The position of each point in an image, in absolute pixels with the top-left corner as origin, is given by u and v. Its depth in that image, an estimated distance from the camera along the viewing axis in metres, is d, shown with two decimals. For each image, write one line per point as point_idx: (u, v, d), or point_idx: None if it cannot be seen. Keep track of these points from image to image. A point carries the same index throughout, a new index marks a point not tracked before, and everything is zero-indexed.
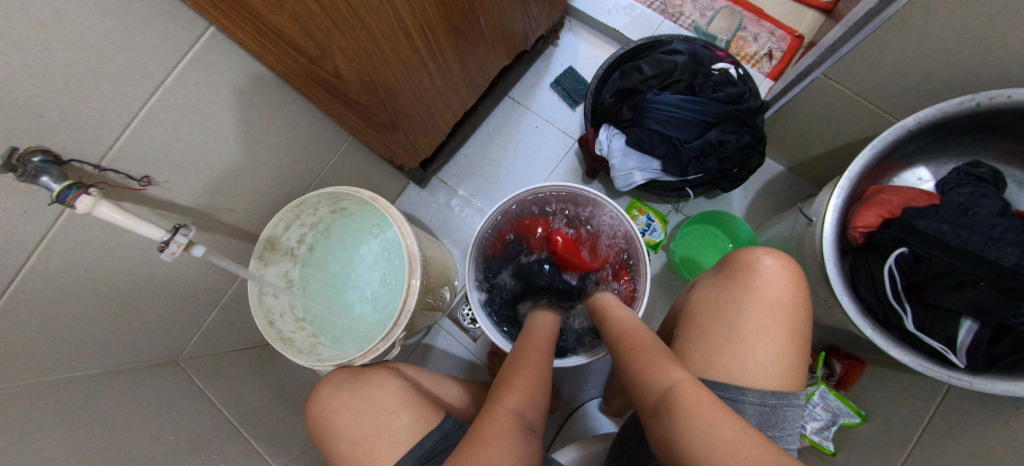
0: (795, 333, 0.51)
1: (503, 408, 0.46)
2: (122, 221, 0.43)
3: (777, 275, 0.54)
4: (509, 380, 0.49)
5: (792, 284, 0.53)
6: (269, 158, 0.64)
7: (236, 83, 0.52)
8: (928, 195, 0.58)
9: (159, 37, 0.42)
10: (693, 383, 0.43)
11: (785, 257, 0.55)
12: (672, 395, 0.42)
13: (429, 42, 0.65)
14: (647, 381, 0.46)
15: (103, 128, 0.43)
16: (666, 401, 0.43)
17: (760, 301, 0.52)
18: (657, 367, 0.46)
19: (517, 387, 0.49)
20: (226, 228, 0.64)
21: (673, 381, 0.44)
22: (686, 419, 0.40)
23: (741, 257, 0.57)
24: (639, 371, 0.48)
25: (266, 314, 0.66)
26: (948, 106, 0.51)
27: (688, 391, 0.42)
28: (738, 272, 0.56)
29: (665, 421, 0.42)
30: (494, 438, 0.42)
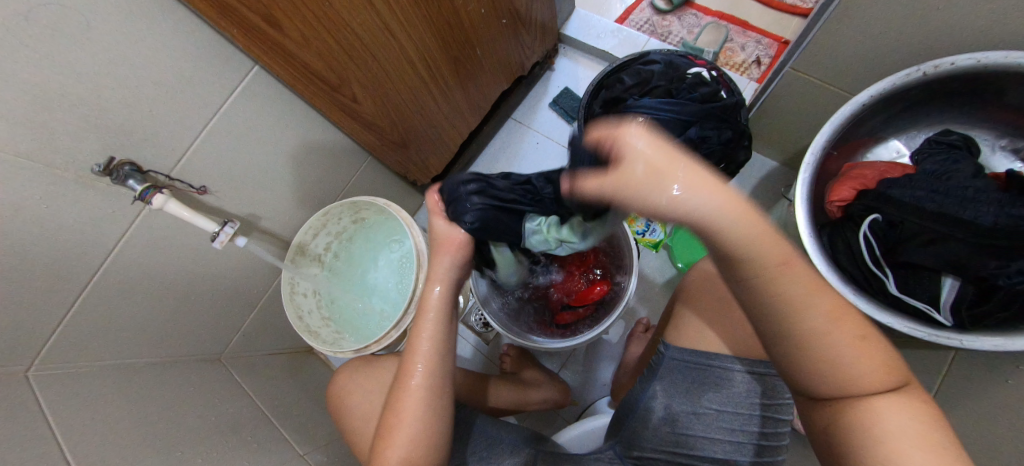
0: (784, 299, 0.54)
1: (410, 390, 0.48)
2: (185, 215, 0.54)
3: None
4: (408, 366, 0.50)
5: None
6: (300, 174, 0.75)
7: (275, 111, 0.64)
8: (902, 166, 0.61)
9: (217, 75, 0.55)
10: (910, 395, 0.33)
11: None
12: (884, 411, 0.32)
13: (432, 70, 0.77)
14: (844, 376, 0.32)
15: (174, 146, 0.55)
16: (866, 398, 0.32)
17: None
18: (836, 336, 0.32)
19: (415, 365, 0.50)
20: (264, 235, 0.75)
21: (891, 389, 0.32)
22: (893, 432, 0.31)
23: None
24: (798, 314, 0.32)
25: (296, 309, 0.75)
26: (896, 79, 0.55)
27: (916, 406, 0.32)
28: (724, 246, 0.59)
29: (860, 430, 0.32)
30: (407, 418, 0.47)
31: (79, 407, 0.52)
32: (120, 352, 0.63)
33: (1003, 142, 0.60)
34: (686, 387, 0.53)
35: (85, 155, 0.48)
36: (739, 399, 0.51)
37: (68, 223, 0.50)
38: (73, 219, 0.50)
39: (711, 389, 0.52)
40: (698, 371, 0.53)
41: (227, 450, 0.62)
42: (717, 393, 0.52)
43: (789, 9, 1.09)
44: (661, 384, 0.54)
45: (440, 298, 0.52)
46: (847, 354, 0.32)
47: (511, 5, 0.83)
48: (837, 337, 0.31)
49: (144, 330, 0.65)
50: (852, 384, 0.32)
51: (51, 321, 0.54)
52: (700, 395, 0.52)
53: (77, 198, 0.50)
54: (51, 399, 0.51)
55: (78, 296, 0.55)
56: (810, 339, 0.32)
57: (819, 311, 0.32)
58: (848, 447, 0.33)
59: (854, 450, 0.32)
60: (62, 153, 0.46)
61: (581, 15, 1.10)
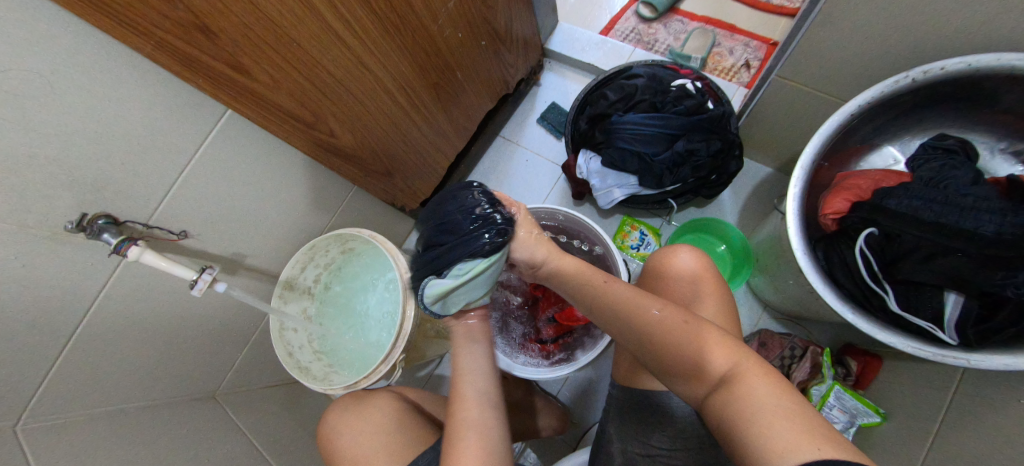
0: (726, 311, 0.55)
1: (466, 429, 0.50)
2: (162, 265, 0.53)
3: (693, 268, 0.57)
4: (456, 404, 0.53)
5: (707, 277, 0.57)
6: (285, 209, 0.75)
7: (253, 150, 0.64)
8: (897, 174, 0.58)
9: (190, 121, 0.55)
10: (758, 363, 0.40)
11: (704, 257, 0.59)
12: (739, 380, 0.38)
13: (412, 98, 0.77)
14: (698, 361, 0.42)
15: (151, 193, 0.55)
16: (728, 377, 0.39)
17: (699, 297, 0.56)
18: (678, 332, 0.44)
19: (467, 406, 0.53)
20: (251, 271, 0.74)
21: (736, 365, 0.40)
22: (757, 392, 0.36)
23: (664, 252, 0.61)
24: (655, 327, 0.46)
25: (286, 346, 0.75)
26: (885, 86, 0.53)
27: (758, 368, 0.39)
28: (661, 266, 0.60)
29: (735, 405, 0.37)
30: (463, 456, 0.47)
31: (69, 459, 0.51)
32: (110, 399, 0.63)
33: (1002, 146, 0.57)
34: (636, 427, 0.54)
35: (59, 211, 0.48)
36: (681, 435, 0.50)
37: (46, 280, 0.50)
38: (50, 274, 0.50)
39: (655, 428, 0.52)
40: (643, 410, 0.54)
41: None
42: (660, 432, 0.51)
43: (776, 10, 1.07)
44: (616, 424, 0.57)
45: (480, 362, 0.59)
46: (696, 349, 0.42)
47: (489, 26, 0.82)
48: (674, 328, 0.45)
49: (133, 375, 0.65)
50: (700, 367, 0.42)
51: (37, 375, 0.53)
52: (649, 435, 0.52)
53: (53, 254, 0.49)
54: (40, 453, 0.50)
55: (62, 348, 0.54)
56: (662, 340, 0.45)
57: (670, 322, 0.45)
58: (732, 423, 0.37)
59: (735, 424, 0.36)
60: (35, 212, 0.46)
61: (565, 29, 1.09)
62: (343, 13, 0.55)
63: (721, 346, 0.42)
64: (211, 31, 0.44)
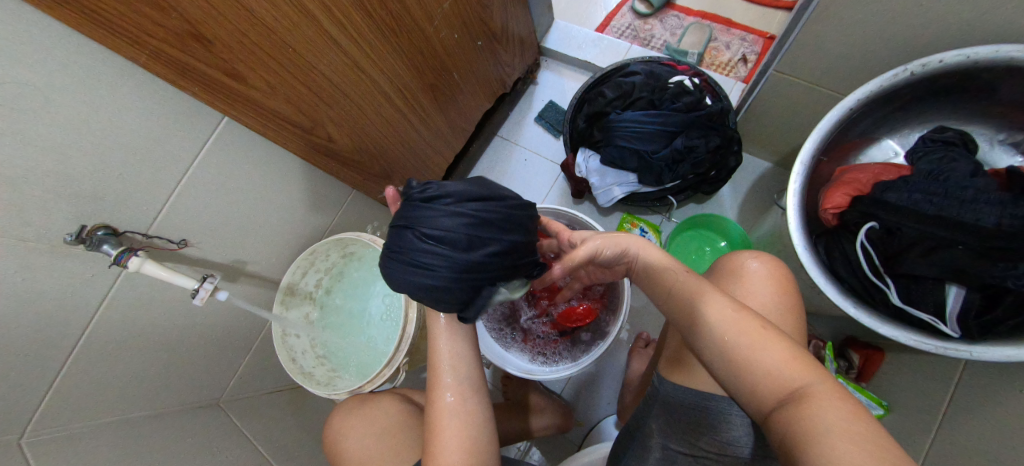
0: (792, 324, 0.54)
1: (445, 415, 0.48)
2: (163, 275, 0.53)
3: (764, 278, 0.57)
4: (434, 387, 0.51)
5: (778, 287, 0.56)
6: (284, 215, 0.75)
7: (251, 157, 0.64)
8: (897, 168, 0.58)
9: (187, 129, 0.54)
10: (833, 385, 0.39)
11: (775, 262, 0.58)
12: (812, 398, 0.37)
13: (410, 100, 0.76)
14: (771, 375, 0.41)
15: (149, 203, 0.55)
16: (799, 393, 0.39)
17: (762, 309, 0.54)
18: (753, 345, 0.43)
19: (447, 384, 0.51)
20: (251, 278, 0.74)
21: (811, 384, 0.39)
22: (825, 412, 0.36)
23: (732, 259, 0.61)
24: (729, 333, 0.45)
25: (289, 351, 0.74)
26: (883, 81, 0.53)
27: (834, 391, 0.38)
28: (729, 274, 0.59)
29: (801, 419, 0.37)
30: (442, 445, 0.46)
31: None
32: (115, 409, 0.63)
33: (1001, 137, 0.57)
34: (681, 430, 0.54)
35: (58, 224, 0.48)
36: (732, 443, 0.51)
37: (47, 293, 0.50)
38: (50, 287, 0.50)
39: (706, 433, 0.52)
40: (691, 414, 0.54)
41: None
42: (713, 436, 0.52)
43: (772, 4, 1.06)
44: (657, 422, 0.57)
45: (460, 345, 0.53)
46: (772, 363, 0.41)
47: (485, 26, 0.82)
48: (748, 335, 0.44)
49: (137, 385, 0.64)
50: (773, 381, 0.41)
51: (40, 387, 0.53)
52: (697, 438, 0.53)
53: (53, 266, 0.49)
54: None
55: (65, 360, 0.54)
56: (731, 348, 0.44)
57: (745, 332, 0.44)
58: (798, 436, 0.36)
59: (801, 438, 0.36)
60: (35, 225, 0.45)
61: (561, 27, 1.08)
62: (338, 18, 0.55)
63: (797, 365, 0.41)
64: (207, 38, 0.44)
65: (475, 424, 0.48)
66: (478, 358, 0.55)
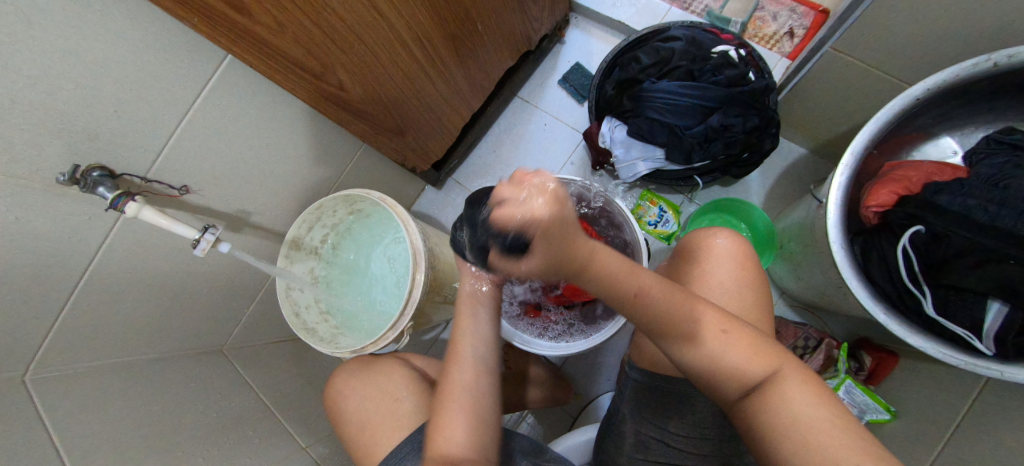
0: (755, 300, 0.52)
1: (458, 390, 0.48)
2: (163, 223, 0.51)
3: (730, 254, 0.54)
4: (454, 356, 0.51)
5: (741, 265, 0.53)
6: (291, 166, 0.71)
7: (256, 102, 0.59)
8: (954, 168, 0.53)
9: (187, 67, 0.50)
10: (794, 368, 0.38)
11: (740, 240, 0.55)
12: (780, 390, 0.37)
13: (428, 51, 0.70)
14: (737, 371, 0.39)
15: (148, 144, 0.51)
16: (770, 388, 0.37)
17: (722, 285, 0.52)
18: (720, 342, 0.39)
19: (462, 367, 0.49)
20: (256, 229, 0.72)
21: (776, 372, 0.38)
22: (793, 405, 0.36)
23: (700, 236, 0.57)
24: (697, 335, 0.40)
25: (293, 306, 0.72)
26: (959, 70, 0.48)
27: (803, 379, 0.37)
28: (699, 251, 0.55)
29: (776, 418, 0.36)
30: (450, 417, 0.46)
31: (78, 413, 0.51)
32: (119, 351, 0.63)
33: None
34: (653, 414, 0.54)
35: (50, 162, 0.44)
36: (703, 424, 0.51)
37: (44, 232, 0.47)
38: (48, 228, 0.47)
39: (675, 416, 0.53)
40: (661, 399, 0.54)
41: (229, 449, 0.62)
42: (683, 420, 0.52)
43: None
44: (629, 407, 0.57)
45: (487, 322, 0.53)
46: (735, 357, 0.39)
47: None
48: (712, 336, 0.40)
49: (141, 329, 0.64)
50: (741, 378, 0.39)
51: (40, 327, 0.51)
52: (665, 423, 0.53)
53: (48, 207, 0.46)
54: (50, 407, 0.49)
55: (63, 304, 0.53)
56: (697, 347, 0.40)
57: (705, 328, 0.40)
58: (775, 437, 0.36)
59: (781, 441, 0.35)
60: (25, 163, 0.42)
61: None
62: None
63: (762, 353, 0.39)
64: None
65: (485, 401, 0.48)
66: (501, 340, 0.54)
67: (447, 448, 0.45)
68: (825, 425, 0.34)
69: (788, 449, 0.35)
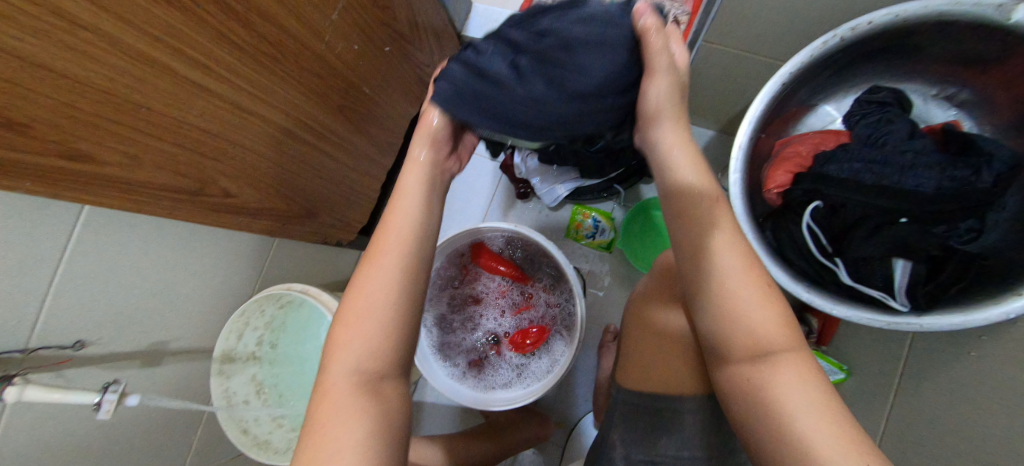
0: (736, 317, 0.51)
1: (375, 264, 0.42)
2: (52, 397, 0.46)
3: None
4: (374, 247, 0.43)
5: None
6: (199, 279, 0.67)
7: (136, 232, 0.55)
8: (836, 135, 0.56)
9: (40, 226, 0.45)
10: (784, 322, 0.39)
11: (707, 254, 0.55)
12: (778, 363, 0.36)
13: (319, 130, 0.69)
14: (733, 307, 0.40)
15: (20, 315, 0.46)
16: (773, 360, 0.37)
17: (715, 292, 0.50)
18: (721, 265, 0.41)
19: (387, 244, 0.43)
20: (178, 355, 0.67)
21: (776, 321, 0.38)
22: (791, 377, 0.35)
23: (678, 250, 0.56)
24: (703, 258, 0.42)
25: (240, 422, 0.68)
26: (814, 48, 0.49)
27: (780, 332, 0.38)
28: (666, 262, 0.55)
29: (758, 371, 0.37)
30: (340, 354, 0.40)
31: None
32: None
33: (933, 92, 0.58)
34: (642, 434, 0.50)
35: None
36: (693, 440, 0.48)
37: None
38: None
39: (668, 433, 0.49)
40: (651, 416, 0.50)
41: None
42: (670, 438, 0.49)
43: None
44: (619, 429, 0.52)
45: (411, 214, 0.45)
46: (737, 295, 0.40)
47: (391, 30, 0.73)
48: (717, 261, 0.41)
49: None
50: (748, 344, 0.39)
51: None
52: (656, 441, 0.49)
53: None
54: None
55: None
56: (704, 276, 0.42)
57: (707, 245, 0.42)
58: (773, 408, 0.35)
59: (776, 412, 0.34)
60: None
61: (480, 11, 0.99)
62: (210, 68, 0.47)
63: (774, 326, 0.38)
64: (23, 124, 0.33)
65: (424, 301, 0.44)
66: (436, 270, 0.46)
67: (361, 308, 0.41)
68: (822, 400, 0.34)
69: (767, 393, 0.35)
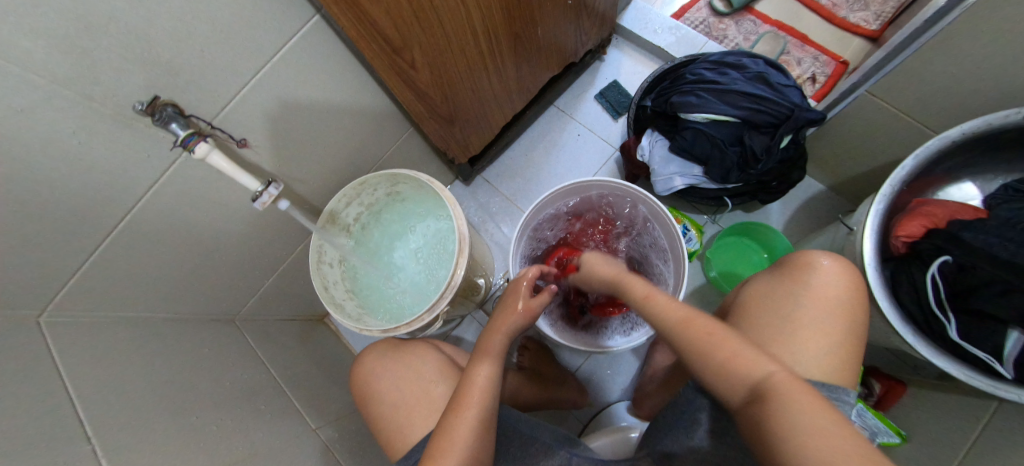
0: (851, 335, 0.48)
1: (466, 410, 0.48)
2: (226, 169, 0.50)
3: (834, 275, 0.51)
4: (459, 404, 0.49)
5: (851, 285, 0.50)
6: (343, 139, 0.71)
7: (328, 67, 0.59)
8: (975, 210, 0.59)
9: (276, 20, 0.50)
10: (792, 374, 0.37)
11: (846, 260, 0.53)
12: (773, 393, 0.36)
13: (493, 45, 0.72)
14: (734, 367, 0.40)
15: (220, 92, 0.50)
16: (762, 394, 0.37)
17: (831, 299, 0.49)
18: (719, 349, 0.41)
19: (474, 398, 0.49)
20: (296, 198, 0.71)
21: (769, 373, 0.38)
22: (793, 413, 0.34)
23: (798, 257, 0.55)
24: (700, 339, 0.43)
25: (322, 280, 0.71)
26: (993, 119, 0.53)
27: (793, 382, 0.36)
28: (792, 270, 0.53)
29: (760, 413, 0.36)
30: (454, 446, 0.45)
31: (92, 364, 0.49)
32: (135, 305, 0.60)
33: None
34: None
35: (128, 90, 0.43)
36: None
37: (98, 164, 0.46)
38: (105, 163, 0.46)
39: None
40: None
41: (239, 419, 0.60)
42: None
43: (850, 28, 1.03)
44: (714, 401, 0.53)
45: (488, 377, 0.51)
46: (733, 362, 0.40)
47: None
48: (706, 340, 0.42)
49: (162, 281, 0.62)
50: (737, 376, 0.39)
51: (71, 264, 0.50)
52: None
53: (108, 139, 0.45)
54: (66, 353, 0.48)
55: (99, 243, 0.51)
56: (709, 351, 0.42)
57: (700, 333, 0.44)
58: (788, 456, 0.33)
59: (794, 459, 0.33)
60: (102, 89, 0.41)
61: (640, 6, 1.04)
62: None
63: (751, 355, 0.40)
64: None
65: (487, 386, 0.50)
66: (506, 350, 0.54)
67: (459, 434, 0.46)
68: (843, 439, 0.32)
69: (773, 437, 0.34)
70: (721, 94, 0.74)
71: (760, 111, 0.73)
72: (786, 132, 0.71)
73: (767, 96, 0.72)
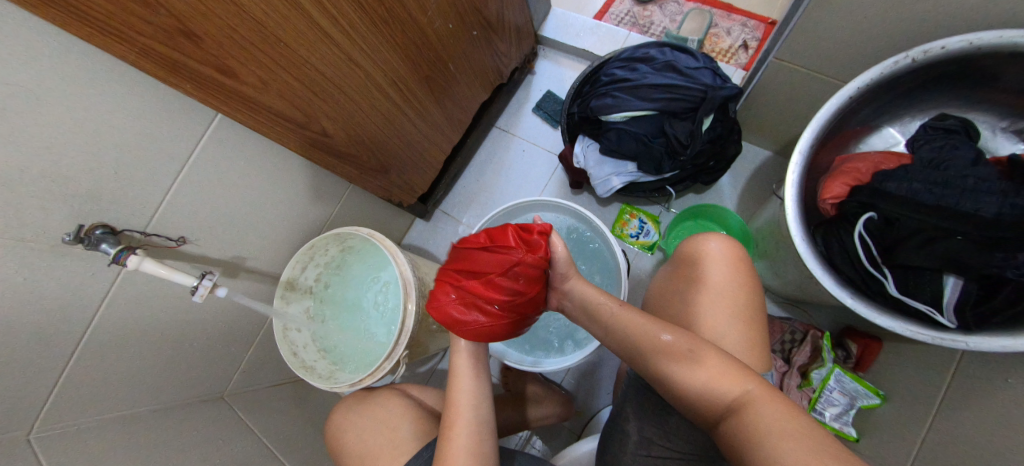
0: (747, 314, 0.52)
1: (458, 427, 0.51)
2: (162, 273, 0.54)
3: (720, 261, 0.55)
4: (450, 419, 0.52)
5: (735, 267, 0.54)
6: (284, 210, 0.76)
7: (246, 154, 0.64)
8: (898, 156, 0.57)
9: (182, 126, 0.54)
10: (764, 386, 0.41)
11: (733, 243, 0.56)
12: (748, 408, 0.39)
13: (406, 95, 0.76)
14: (713, 385, 0.42)
15: (146, 200, 0.55)
16: (736, 410, 0.40)
17: (716, 290, 0.53)
18: (701, 369, 0.43)
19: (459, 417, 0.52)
20: (252, 274, 0.76)
21: (747, 391, 0.40)
22: (764, 420, 0.38)
23: (689, 248, 0.58)
24: (677, 358, 0.46)
25: (290, 346, 0.76)
26: (885, 67, 0.52)
27: (764, 396, 0.40)
28: (687, 264, 0.57)
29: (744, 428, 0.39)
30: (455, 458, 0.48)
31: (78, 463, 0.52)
32: (120, 404, 0.64)
33: (1004, 124, 0.57)
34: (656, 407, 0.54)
35: (56, 224, 0.48)
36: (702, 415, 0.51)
37: (45, 293, 0.50)
38: (52, 288, 0.51)
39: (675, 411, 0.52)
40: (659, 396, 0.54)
41: None
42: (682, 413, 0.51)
43: None
44: (634, 406, 0.56)
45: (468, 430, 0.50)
46: (712, 378, 0.42)
47: (480, 16, 0.81)
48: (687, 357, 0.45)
49: (142, 377, 0.66)
50: (711, 394, 0.42)
51: (46, 384, 0.54)
52: (668, 418, 0.52)
53: (49, 268, 0.50)
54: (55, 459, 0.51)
55: (68, 359, 0.55)
56: (684, 369, 0.44)
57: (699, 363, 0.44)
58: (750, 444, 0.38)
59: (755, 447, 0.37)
60: (32, 227, 0.46)
61: (558, 14, 1.07)
62: (331, 13, 0.53)
63: (731, 374, 0.42)
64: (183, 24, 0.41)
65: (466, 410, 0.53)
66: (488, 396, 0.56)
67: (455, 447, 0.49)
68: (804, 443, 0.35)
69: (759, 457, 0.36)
70: (634, 91, 0.76)
71: (671, 103, 0.73)
72: (705, 115, 0.71)
73: (677, 87, 0.73)
